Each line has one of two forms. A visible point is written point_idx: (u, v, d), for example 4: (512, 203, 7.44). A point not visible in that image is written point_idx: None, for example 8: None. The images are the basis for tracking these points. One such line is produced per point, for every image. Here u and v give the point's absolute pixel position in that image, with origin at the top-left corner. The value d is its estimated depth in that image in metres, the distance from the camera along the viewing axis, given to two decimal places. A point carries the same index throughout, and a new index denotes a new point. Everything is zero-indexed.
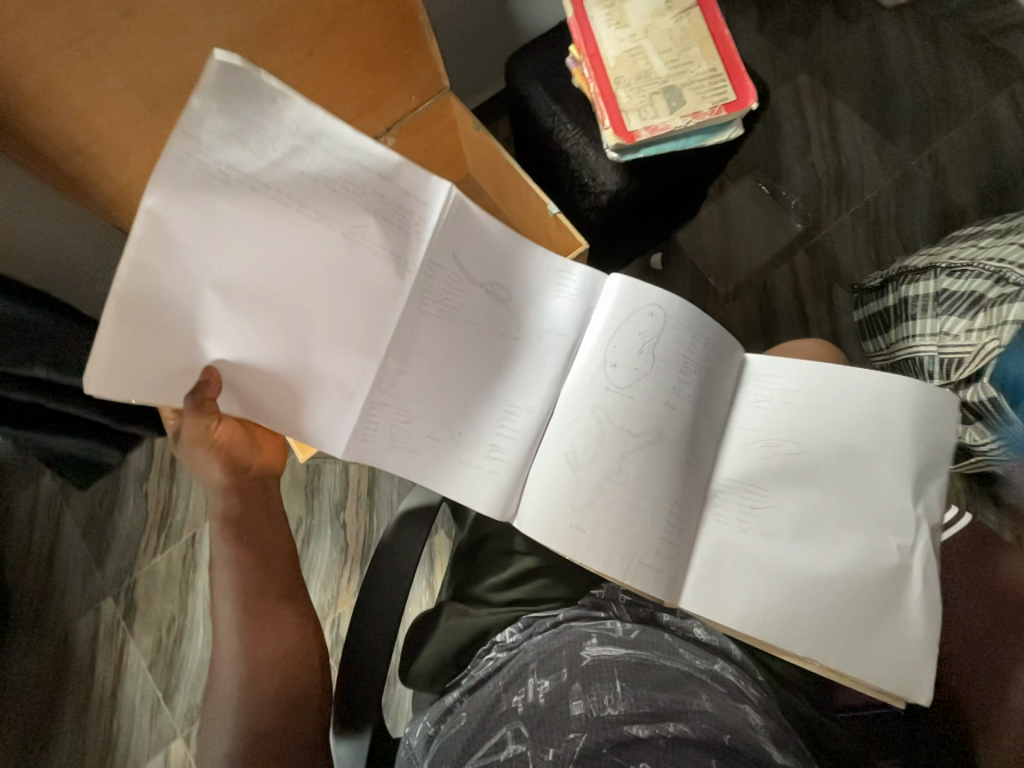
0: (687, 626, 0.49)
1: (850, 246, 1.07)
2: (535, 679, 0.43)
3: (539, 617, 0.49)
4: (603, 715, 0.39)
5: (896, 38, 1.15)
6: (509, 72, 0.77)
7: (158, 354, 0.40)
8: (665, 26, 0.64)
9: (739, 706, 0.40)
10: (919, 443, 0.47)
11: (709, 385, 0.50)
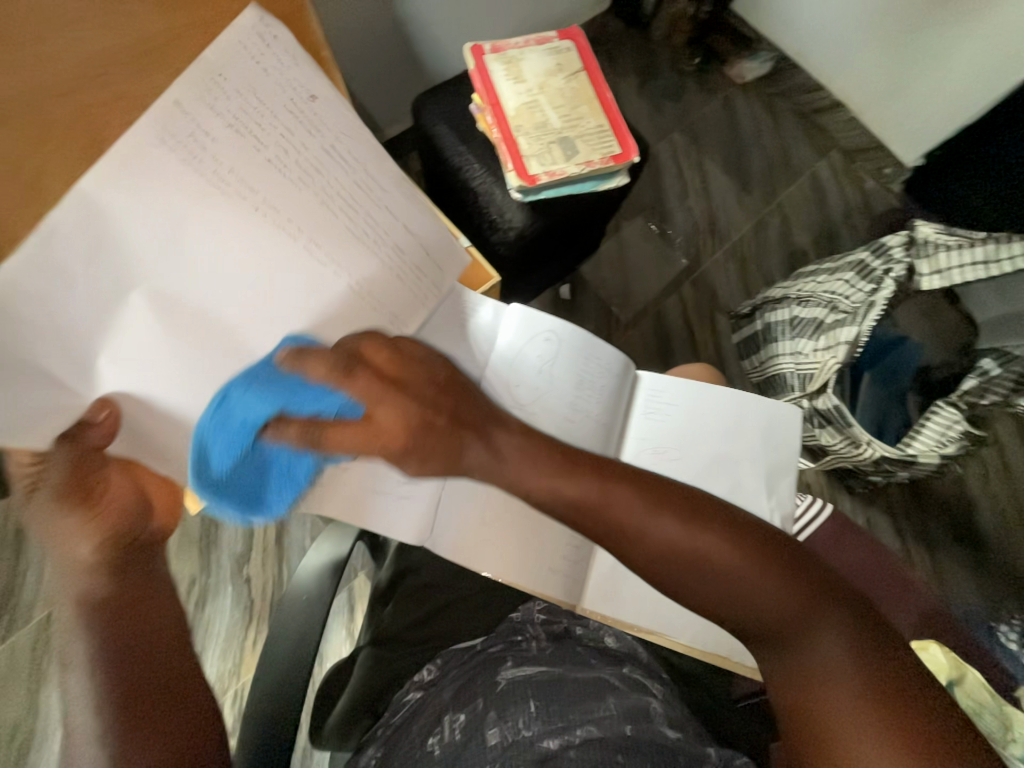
0: (598, 634, 0.51)
1: (725, 279, 1.24)
2: (451, 715, 0.41)
3: (455, 651, 0.49)
4: (518, 738, 0.38)
5: (745, 109, 1.39)
6: (415, 111, 0.80)
7: (53, 350, 0.37)
8: (557, 85, 0.71)
9: (642, 699, 0.42)
10: (765, 449, 0.57)
11: (602, 400, 0.56)
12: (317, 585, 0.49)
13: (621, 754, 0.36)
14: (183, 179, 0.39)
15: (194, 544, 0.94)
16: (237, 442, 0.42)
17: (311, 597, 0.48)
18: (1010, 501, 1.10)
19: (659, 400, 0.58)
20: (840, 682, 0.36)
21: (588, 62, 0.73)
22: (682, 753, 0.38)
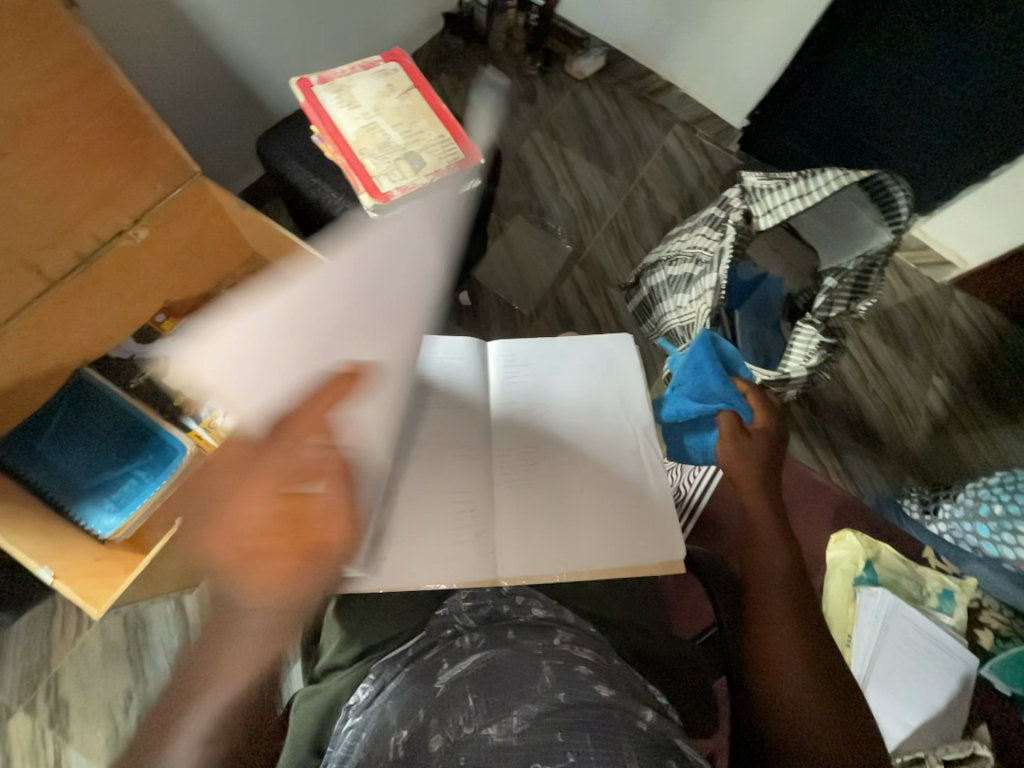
0: (523, 607, 0.50)
1: (609, 255, 1.32)
2: (395, 732, 0.40)
3: (388, 663, 0.46)
4: (461, 736, 0.39)
5: (592, 101, 1.50)
6: (261, 151, 0.79)
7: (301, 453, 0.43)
8: (392, 105, 0.73)
9: (576, 668, 0.44)
10: (607, 367, 0.63)
11: (460, 384, 0.60)
12: (229, 649, 0.44)
13: (560, 731, 0.38)
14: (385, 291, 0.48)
15: (123, 653, 0.86)
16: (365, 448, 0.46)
17: (216, 668, 0.43)
18: (887, 392, 1.26)
19: (511, 366, 0.63)
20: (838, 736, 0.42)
21: (417, 79, 0.76)
22: (617, 709, 0.41)
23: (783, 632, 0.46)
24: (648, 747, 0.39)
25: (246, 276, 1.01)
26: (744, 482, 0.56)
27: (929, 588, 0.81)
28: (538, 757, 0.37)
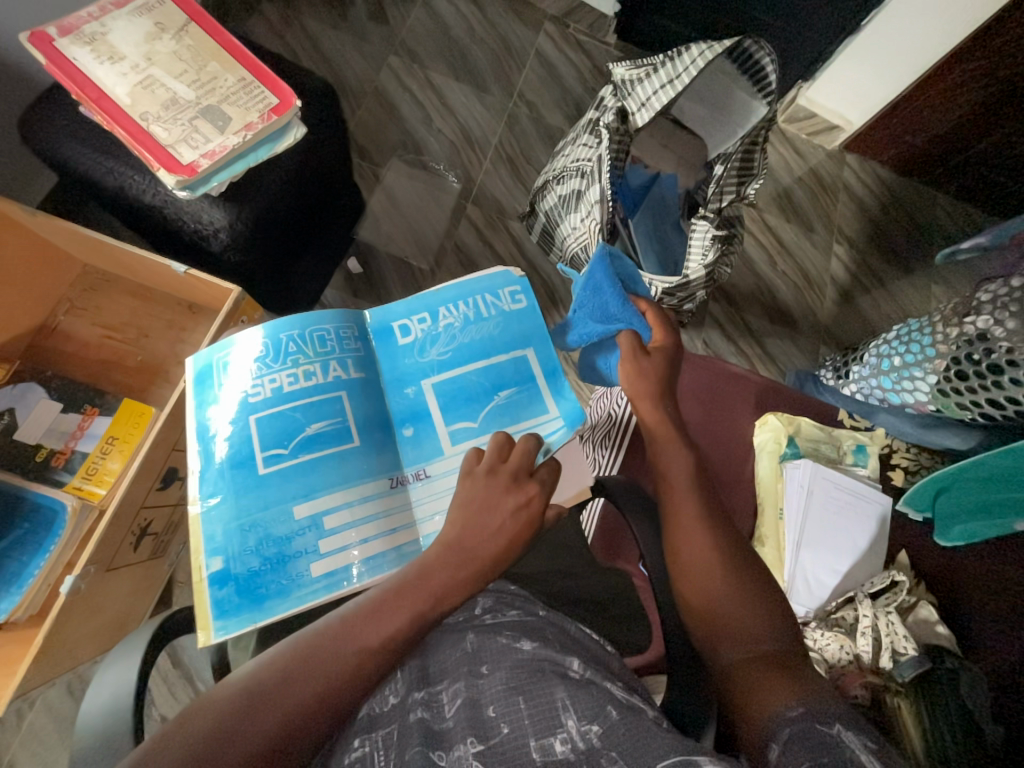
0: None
1: (502, 185, 1.22)
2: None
3: None
4: (386, 706, 0.38)
5: (448, 8, 1.32)
6: (25, 138, 0.63)
7: None
8: (168, 49, 0.59)
9: (500, 636, 0.41)
10: (478, 305, 0.56)
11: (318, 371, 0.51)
12: (108, 725, 0.40)
13: (492, 704, 0.37)
14: None
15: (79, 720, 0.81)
16: None
17: (97, 747, 0.39)
18: (795, 271, 1.29)
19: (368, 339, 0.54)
20: (740, 600, 0.45)
21: (194, 11, 0.61)
22: (540, 658, 0.39)
23: (698, 550, 0.47)
24: (579, 688, 0.37)
25: (84, 295, 0.86)
26: (647, 408, 0.53)
27: (845, 447, 0.85)
28: (471, 733, 0.35)
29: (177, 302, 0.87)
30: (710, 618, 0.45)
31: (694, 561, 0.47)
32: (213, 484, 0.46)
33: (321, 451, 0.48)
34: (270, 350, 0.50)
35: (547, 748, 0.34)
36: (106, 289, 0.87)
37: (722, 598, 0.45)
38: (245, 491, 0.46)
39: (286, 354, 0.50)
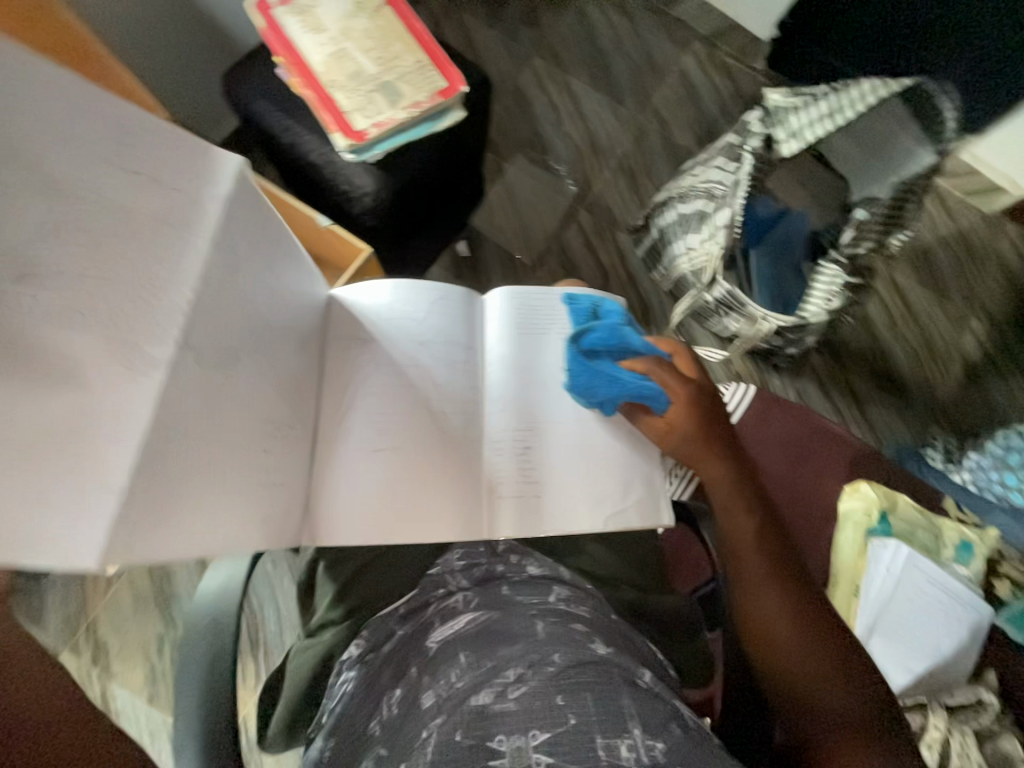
0: (519, 567, 0.46)
1: (618, 196, 1.22)
2: (387, 693, 0.38)
3: (380, 621, 0.44)
4: (451, 691, 0.36)
5: (600, 18, 1.34)
6: (229, 93, 0.72)
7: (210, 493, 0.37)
8: (363, 27, 0.65)
9: (573, 628, 0.40)
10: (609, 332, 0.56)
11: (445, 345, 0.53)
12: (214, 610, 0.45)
13: (561, 692, 0.35)
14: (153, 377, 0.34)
15: (150, 604, 0.91)
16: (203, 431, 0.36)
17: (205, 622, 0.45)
18: (918, 337, 1.17)
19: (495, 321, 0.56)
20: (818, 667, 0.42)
21: None
22: (614, 663, 0.38)
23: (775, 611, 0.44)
24: (650, 699, 0.36)
25: None
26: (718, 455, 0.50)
27: (946, 540, 0.75)
28: (533, 724, 0.33)
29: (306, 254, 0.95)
30: (786, 681, 0.42)
31: (768, 622, 0.43)
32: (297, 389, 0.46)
33: (415, 407, 0.48)
34: (427, 295, 0.52)
35: (613, 749, 0.32)
36: None
37: (801, 663, 0.42)
38: (340, 418, 0.47)
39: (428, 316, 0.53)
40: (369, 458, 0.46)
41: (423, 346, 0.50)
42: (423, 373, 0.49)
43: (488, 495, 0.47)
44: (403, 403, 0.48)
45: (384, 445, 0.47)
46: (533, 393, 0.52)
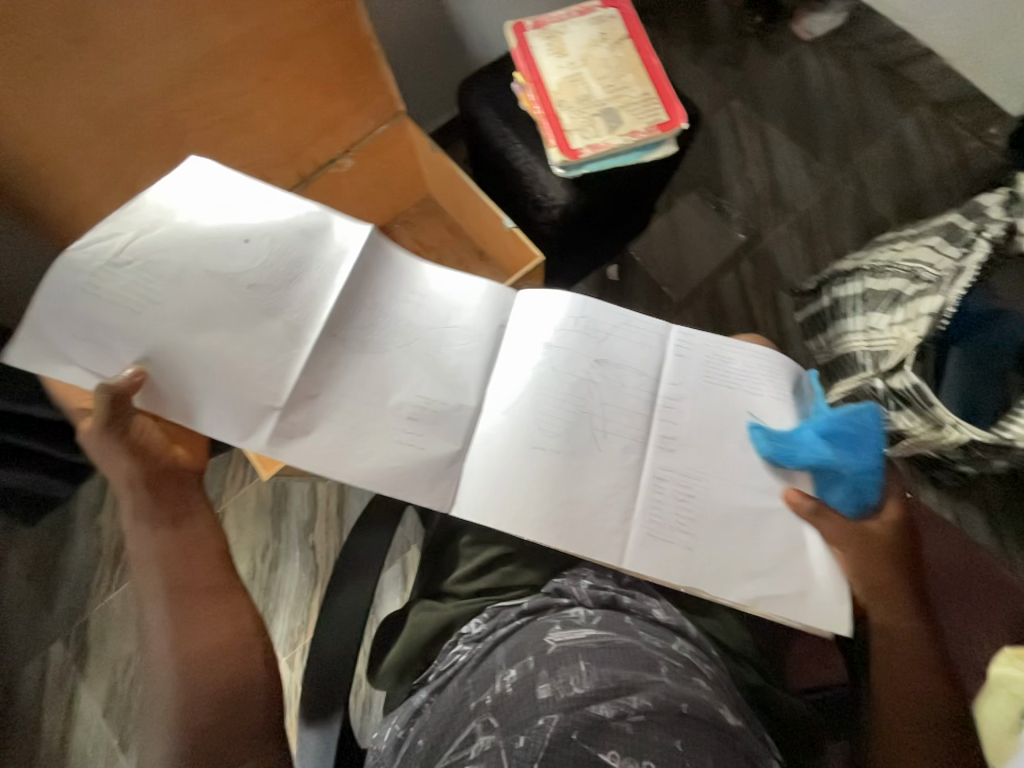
0: (645, 608, 0.47)
1: (788, 254, 1.15)
2: (503, 671, 0.42)
3: (504, 608, 0.48)
4: (569, 695, 0.38)
5: (816, 68, 1.28)
6: (462, 97, 0.80)
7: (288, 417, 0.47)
8: (602, 56, 0.69)
9: (694, 679, 0.40)
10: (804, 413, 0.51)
11: (614, 356, 0.51)
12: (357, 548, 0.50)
13: (680, 737, 0.36)
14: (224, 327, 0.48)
15: (268, 513, 1.05)
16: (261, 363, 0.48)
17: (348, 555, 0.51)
18: None
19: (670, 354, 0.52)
20: None
21: (634, 30, 0.70)
22: (740, 739, 0.37)
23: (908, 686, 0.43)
24: None
25: (418, 215, 1.05)
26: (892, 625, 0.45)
27: None
28: (648, 757, 0.35)
29: (474, 247, 1.02)
30: None
31: None
32: (451, 373, 0.51)
33: (580, 420, 0.49)
34: (608, 317, 0.53)
35: None
36: (434, 219, 1.05)
37: None
38: (507, 408, 0.50)
39: (603, 331, 0.52)
40: (529, 457, 0.47)
41: (598, 364, 0.51)
42: (594, 389, 0.50)
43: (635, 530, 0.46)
44: (571, 412, 0.49)
45: (543, 446, 0.48)
46: (703, 443, 0.48)
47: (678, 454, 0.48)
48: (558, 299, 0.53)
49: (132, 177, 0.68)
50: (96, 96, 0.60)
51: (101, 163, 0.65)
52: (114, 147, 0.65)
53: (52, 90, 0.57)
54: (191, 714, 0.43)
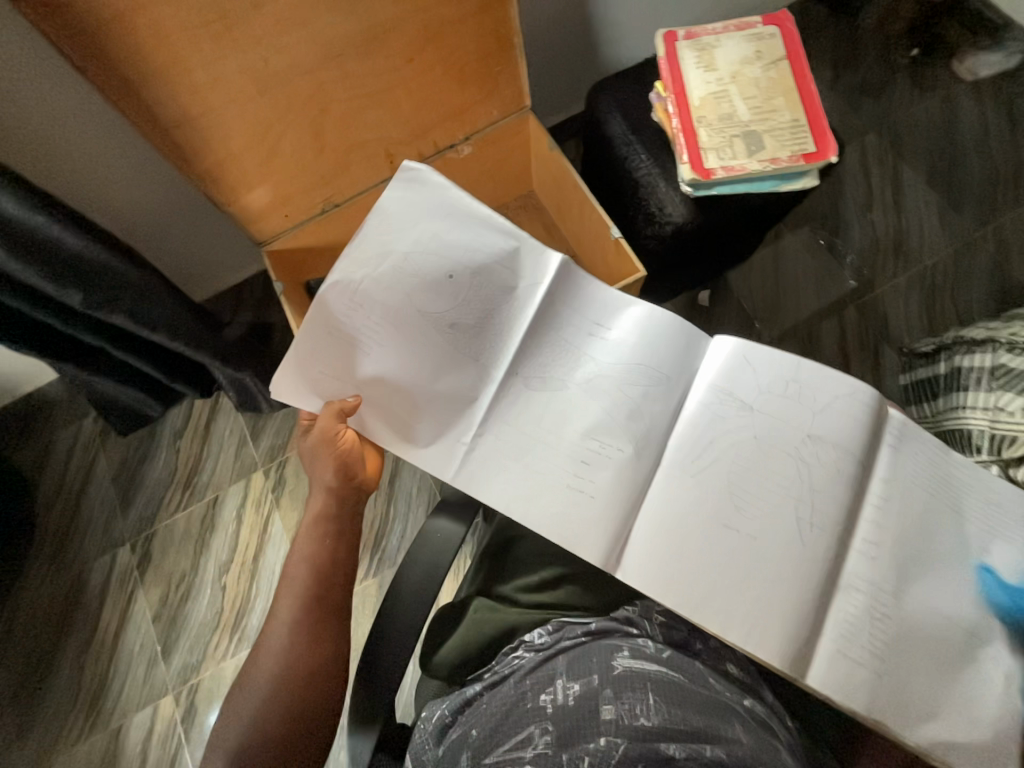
0: (720, 660, 0.52)
1: (902, 309, 1.06)
2: (566, 682, 0.47)
3: (569, 624, 0.51)
4: (636, 723, 0.44)
5: (972, 111, 1.16)
6: (590, 99, 0.79)
7: (479, 447, 0.51)
8: (753, 75, 0.66)
9: (770, 740, 0.44)
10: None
11: (830, 428, 0.48)
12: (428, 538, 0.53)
13: None
14: (430, 357, 0.54)
15: None
16: (454, 392, 0.53)
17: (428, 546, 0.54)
18: None
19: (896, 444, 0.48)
20: None
21: (793, 51, 0.67)
22: None
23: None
24: None
25: (517, 209, 1.06)
26: None
27: None
28: None
29: (567, 250, 1.01)
30: None
31: None
32: (637, 419, 0.50)
33: (784, 501, 0.47)
34: (829, 384, 0.49)
35: None
36: (533, 215, 1.05)
37: None
38: (701, 472, 0.48)
39: (819, 400, 0.49)
40: (719, 534, 0.47)
41: (809, 441, 0.48)
42: (801, 469, 0.48)
43: (831, 627, 0.45)
44: (773, 495, 0.47)
45: (736, 526, 0.47)
46: (910, 552, 0.46)
47: (871, 563, 0.46)
48: (768, 354, 0.50)
49: (274, 139, 0.72)
50: (262, 62, 0.63)
51: (250, 121, 0.68)
52: (266, 108, 0.68)
53: (228, 51, 0.60)
54: (271, 709, 0.48)
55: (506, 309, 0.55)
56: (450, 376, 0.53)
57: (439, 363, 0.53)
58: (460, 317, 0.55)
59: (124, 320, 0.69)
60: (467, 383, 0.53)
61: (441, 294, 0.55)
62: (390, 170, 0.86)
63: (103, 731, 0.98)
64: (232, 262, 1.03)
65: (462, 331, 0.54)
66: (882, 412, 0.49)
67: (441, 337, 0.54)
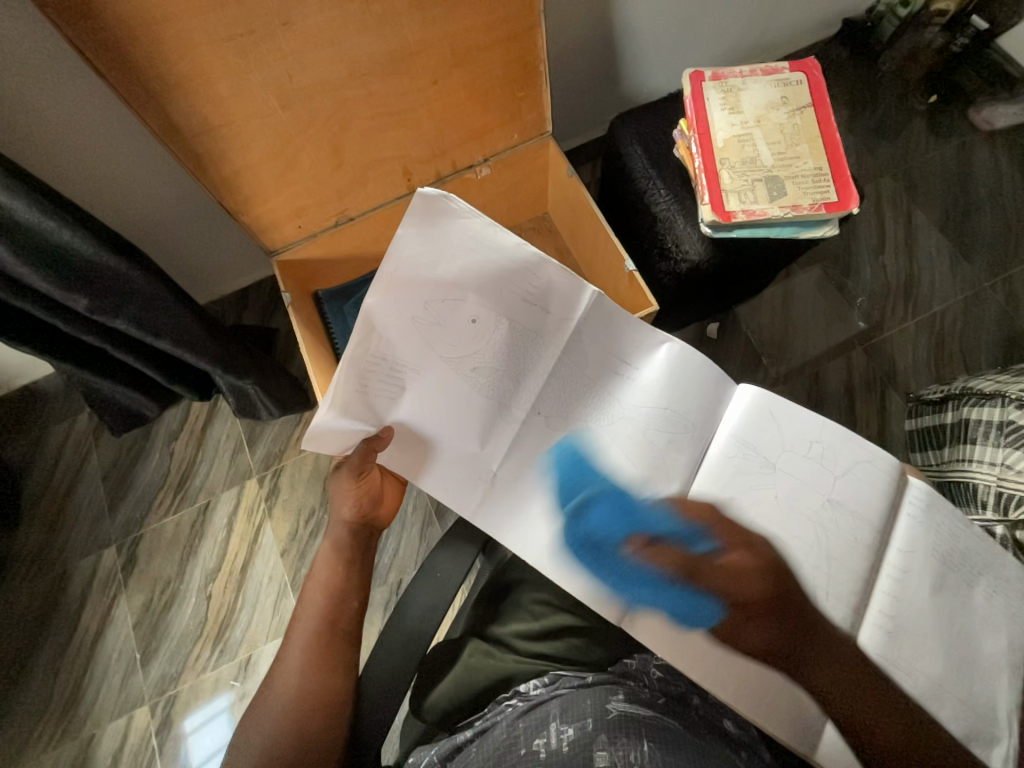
0: (718, 717, 0.50)
1: (910, 353, 1.06)
2: (559, 725, 0.46)
3: (565, 675, 0.51)
4: None
5: (987, 161, 1.17)
6: (612, 129, 0.79)
7: (502, 490, 0.53)
8: (778, 120, 0.66)
9: None
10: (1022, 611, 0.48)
11: (846, 492, 0.51)
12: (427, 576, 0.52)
13: None
14: (460, 397, 0.53)
15: (319, 480, 1.08)
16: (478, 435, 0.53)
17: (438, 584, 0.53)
18: None
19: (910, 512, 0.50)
20: None
21: (819, 99, 0.67)
22: None
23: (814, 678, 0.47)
24: None
25: (531, 231, 1.05)
26: None
27: None
28: None
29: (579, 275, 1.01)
30: None
31: None
32: (665, 477, 0.52)
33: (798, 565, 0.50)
34: (850, 449, 0.51)
35: None
36: (547, 237, 1.05)
37: None
38: (719, 531, 0.51)
39: (840, 465, 0.51)
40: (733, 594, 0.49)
41: (829, 506, 0.50)
42: (821, 535, 0.50)
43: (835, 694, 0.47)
44: (794, 561, 0.50)
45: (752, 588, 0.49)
46: (926, 624, 0.48)
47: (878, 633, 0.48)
48: (788, 407, 0.52)
49: (293, 152, 0.71)
50: (286, 78, 0.63)
51: (270, 134, 0.68)
52: (287, 123, 0.67)
53: (254, 66, 0.59)
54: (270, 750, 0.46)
55: (533, 348, 0.53)
56: (476, 418, 0.53)
57: (465, 404, 0.53)
58: (488, 358, 0.53)
59: (127, 326, 0.68)
60: (489, 427, 0.53)
61: (470, 334, 0.52)
62: (407, 188, 0.86)
63: (73, 739, 0.95)
64: (241, 266, 1.02)
65: (489, 372, 0.53)
66: (903, 482, 0.51)
67: (469, 379, 0.53)
